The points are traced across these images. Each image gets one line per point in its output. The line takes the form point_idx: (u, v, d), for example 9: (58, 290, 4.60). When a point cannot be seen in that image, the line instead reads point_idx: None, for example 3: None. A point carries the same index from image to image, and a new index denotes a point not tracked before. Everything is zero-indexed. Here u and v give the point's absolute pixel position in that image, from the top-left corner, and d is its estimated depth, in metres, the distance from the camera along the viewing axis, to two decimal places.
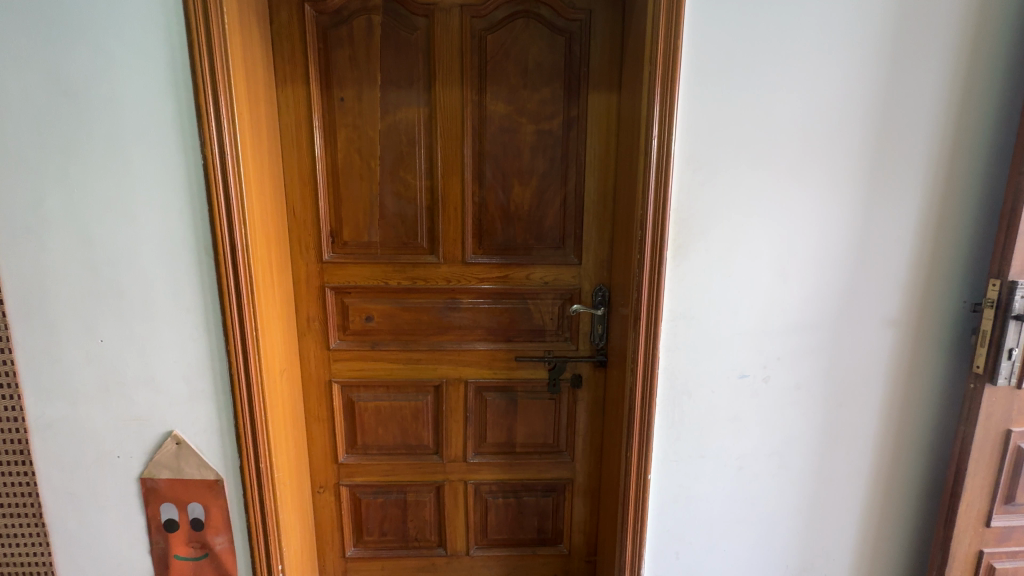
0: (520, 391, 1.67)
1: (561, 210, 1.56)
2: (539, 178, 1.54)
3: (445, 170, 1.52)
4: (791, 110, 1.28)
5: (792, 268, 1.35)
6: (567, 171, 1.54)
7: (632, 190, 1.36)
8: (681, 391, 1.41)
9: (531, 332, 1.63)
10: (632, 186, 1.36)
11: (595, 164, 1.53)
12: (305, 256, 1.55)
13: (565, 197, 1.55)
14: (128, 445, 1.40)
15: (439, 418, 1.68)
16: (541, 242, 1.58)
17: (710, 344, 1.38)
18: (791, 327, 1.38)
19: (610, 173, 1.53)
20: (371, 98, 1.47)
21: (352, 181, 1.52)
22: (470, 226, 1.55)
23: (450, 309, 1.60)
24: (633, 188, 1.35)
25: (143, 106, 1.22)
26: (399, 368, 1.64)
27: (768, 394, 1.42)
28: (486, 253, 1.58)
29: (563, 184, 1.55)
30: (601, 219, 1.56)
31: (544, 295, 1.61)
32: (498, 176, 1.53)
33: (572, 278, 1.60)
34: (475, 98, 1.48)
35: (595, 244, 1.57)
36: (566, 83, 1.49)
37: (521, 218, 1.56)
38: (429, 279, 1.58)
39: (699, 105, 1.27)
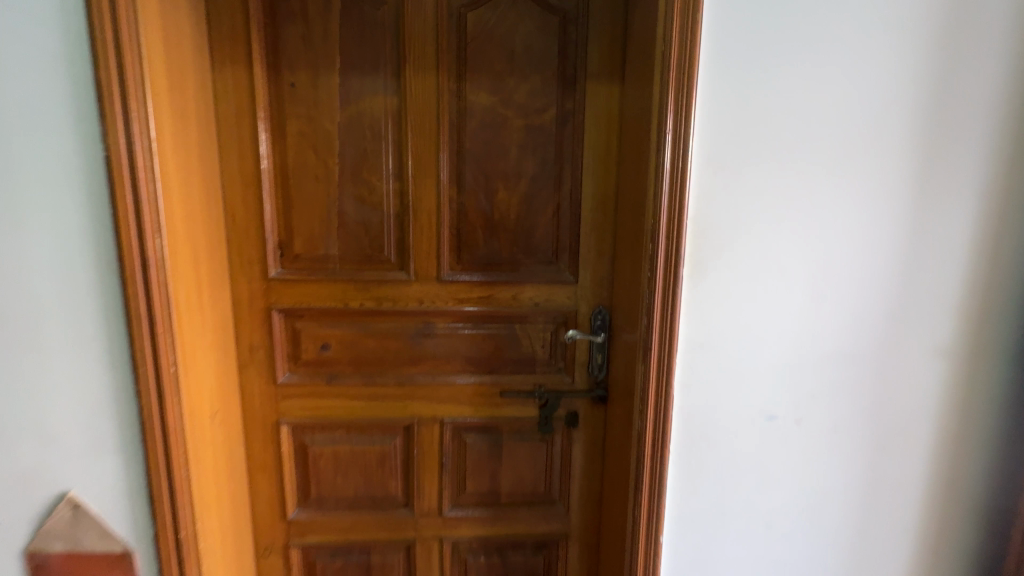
0: (505, 432, 1.42)
1: (555, 220, 1.33)
2: (528, 182, 1.31)
3: (417, 172, 1.28)
4: (829, 100, 1.08)
5: (829, 288, 1.14)
6: (562, 175, 1.31)
7: (640, 195, 1.14)
8: (698, 435, 1.17)
9: (519, 362, 1.39)
10: (641, 190, 1.13)
11: (595, 167, 1.30)
12: (247, 273, 1.29)
13: (559, 205, 1.33)
14: (9, 513, 1.11)
15: (409, 464, 1.42)
16: (530, 257, 1.34)
17: (733, 379, 1.16)
18: (827, 359, 1.16)
19: (613, 177, 1.31)
20: (328, 84, 1.23)
21: (305, 183, 1.27)
22: (446, 239, 1.31)
23: (423, 335, 1.35)
24: (641, 192, 1.13)
25: (29, 84, 0.97)
26: (362, 406, 1.38)
27: (799, 437, 1.19)
28: (465, 269, 1.34)
29: (556, 189, 1.32)
30: (601, 230, 1.33)
31: (534, 319, 1.37)
32: (480, 179, 1.30)
33: (566, 299, 1.37)
34: (453, 87, 1.26)
35: (594, 259, 1.34)
36: (560, 71, 1.27)
37: (507, 228, 1.32)
38: (398, 301, 1.33)
39: (722, 94, 1.05)
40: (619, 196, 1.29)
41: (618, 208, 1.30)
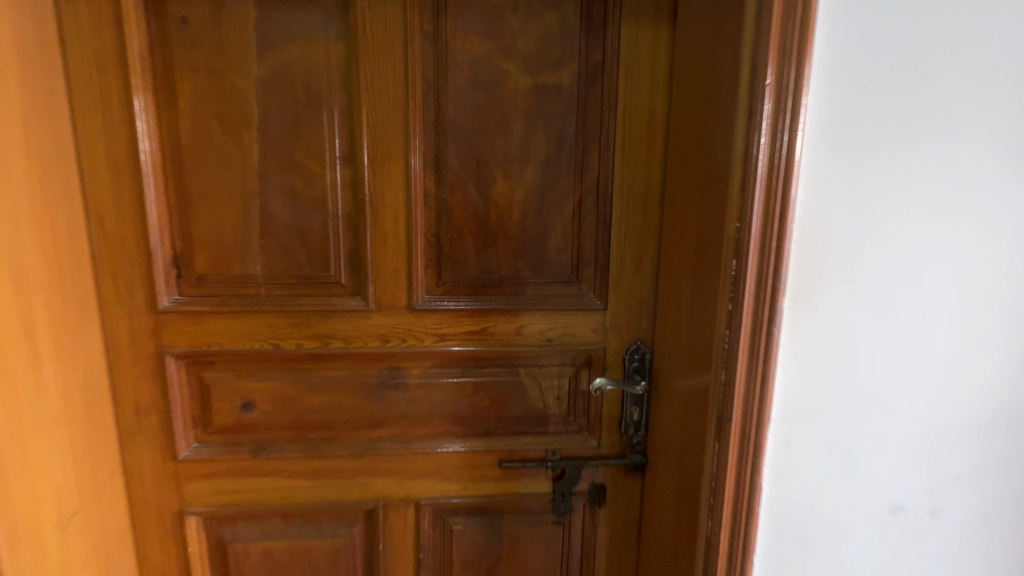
0: (506, 514, 1.03)
1: (577, 223, 0.94)
2: (536, 168, 0.91)
3: (378, 154, 0.88)
4: (1012, 38, 0.70)
5: (988, 324, 0.77)
6: (587, 158, 0.92)
7: (716, 186, 0.75)
8: (794, 539, 0.80)
9: (524, 420, 1.00)
10: (719, 179, 0.75)
11: (634, 147, 0.92)
12: (128, 302, 0.88)
13: (582, 201, 0.93)
14: None
15: (373, 562, 1.02)
16: (541, 275, 0.95)
17: (846, 458, 0.78)
18: (979, 426, 0.79)
19: (660, 162, 0.93)
20: (240, 21, 0.82)
21: (209, 171, 0.86)
22: (420, 250, 0.91)
23: (389, 387, 0.96)
24: (719, 182, 0.75)
25: None
26: (304, 486, 0.98)
27: (934, 536, 0.83)
28: (448, 294, 0.94)
29: (578, 178, 0.93)
30: (639, 238, 0.95)
31: (546, 361, 0.98)
32: (466, 165, 0.90)
33: (590, 333, 0.98)
34: (428, 28, 0.86)
35: (630, 277, 0.96)
36: (584, 6, 0.88)
37: (506, 234, 0.93)
38: (353, 340, 0.93)
39: (852, 25, 0.67)
40: (670, 187, 0.91)
41: (667, 205, 0.92)
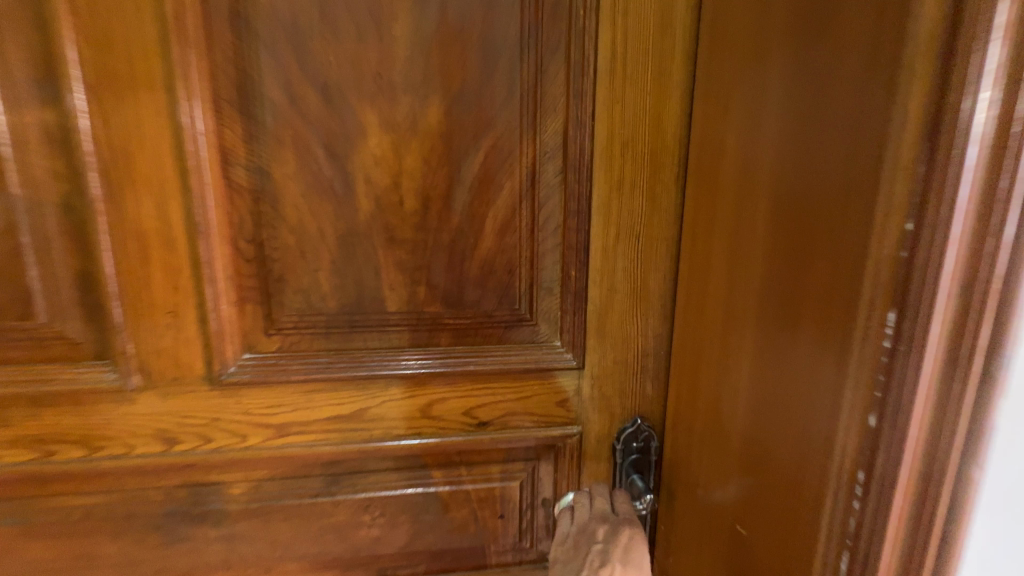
0: None
1: (526, 218, 0.51)
2: (445, 113, 0.47)
3: (108, 80, 0.43)
4: None
5: None
6: (543, 92, 0.48)
7: (837, 140, 0.32)
8: None
9: (446, 555, 0.58)
10: (845, 122, 0.32)
11: (633, 73, 0.49)
12: None
13: (535, 177, 0.50)
14: None
15: None
16: (463, 313, 0.52)
17: None
18: None
19: (680, 101, 0.50)
20: None
21: None
22: (223, 275, 0.47)
23: (190, 521, 0.52)
24: (845, 129, 0.32)
25: None
26: None
27: None
28: (290, 351, 0.51)
29: (527, 133, 0.49)
30: (639, 244, 0.53)
31: (478, 457, 0.56)
32: (304, 107, 0.45)
33: (555, 408, 0.56)
34: None
35: (622, 311, 0.54)
36: None
37: (393, 243, 0.49)
38: (105, 446, 0.49)
39: None
40: (702, 150, 0.48)
41: (693, 186, 0.49)
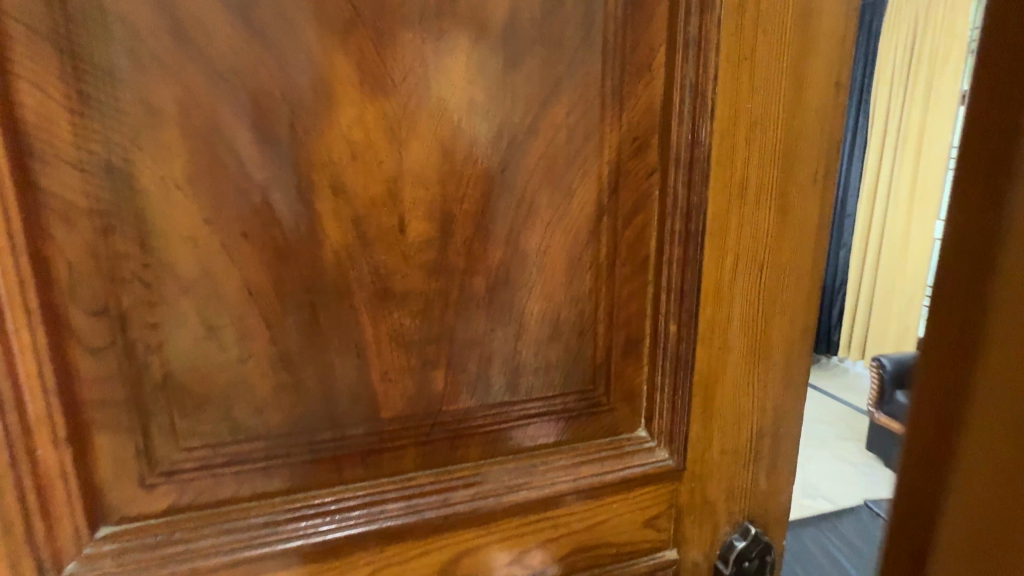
0: None
1: (603, 247, 0.32)
2: (478, 69, 0.26)
3: None
4: None
5: None
6: (633, 38, 0.29)
7: None
8: None
9: None
10: None
11: (768, 19, 0.31)
12: None
13: (618, 182, 0.31)
14: None
15: None
16: (506, 403, 0.32)
17: None
18: None
19: (829, 61, 0.33)
20: None
21: None
22: (38, 387, 0.23)
23: None
24: None
25: None
26: None
27: None
28: (195, 511, 0.27)
29: (607, 108, 0.30)
30: (760, 285, 0.35)
31: None
32: (202, 41, 0.22)
33: (639, 527, 0.37)
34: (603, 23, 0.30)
35: (736, 379, 0.36)
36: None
37: (389, 305, 0.27)
38: None
39: None
40: None
41: None
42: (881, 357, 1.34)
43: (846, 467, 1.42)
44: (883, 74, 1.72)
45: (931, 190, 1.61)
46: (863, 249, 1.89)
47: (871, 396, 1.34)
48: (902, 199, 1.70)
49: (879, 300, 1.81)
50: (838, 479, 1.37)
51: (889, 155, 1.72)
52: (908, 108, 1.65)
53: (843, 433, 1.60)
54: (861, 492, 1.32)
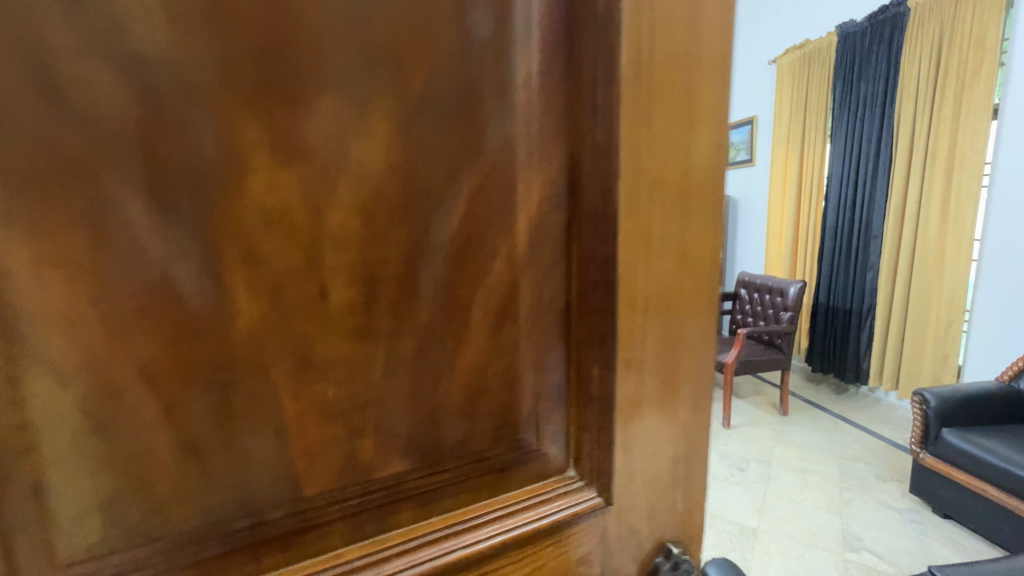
0: None
1: (526, 299, 0.33)
2: (402, 136, 0.27)
3: None
4: None
5: None
6: (543, 108, 0.31)
7: None
8: None
9: None
10: None
11: (664, 91, 0.34)
12: None
13: (536, 238, 0.33)
14: None
15: None
16: (441, 461, 0.31)
17: None
18: None
19: (712, 126, 0.37)
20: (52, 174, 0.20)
21: None
22: None
23: None
24: None
25: None
26: None
27: None
28: None
29: (523, 171, 0.31)
30: (669, 324, 0.39)
31: None
32: (82, 107, 0.20)
33: (576, 564, 0.38)
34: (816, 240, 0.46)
35: (653, 411, 0.39)
36: None
37: (315, 374, 0.26)
38: None
39: None
40: None
41: None
42: (922, 393, 1.58)
43: (894, 517, 1.53)
44: (910, 96, 2.04)
45: (968, 206, 1.88)
46: (891, 270, 2.18)
47: (916, 436, 1.57)
48: (934, 224, 1.99)
49: (911, 340, 2.10)
50: (884, 532, 1.47)
51: (920, 174, 2.02)
52: (937, 126, 1.94)
53: (880, 474, 1.76)
54: (910, 546, 1.40)
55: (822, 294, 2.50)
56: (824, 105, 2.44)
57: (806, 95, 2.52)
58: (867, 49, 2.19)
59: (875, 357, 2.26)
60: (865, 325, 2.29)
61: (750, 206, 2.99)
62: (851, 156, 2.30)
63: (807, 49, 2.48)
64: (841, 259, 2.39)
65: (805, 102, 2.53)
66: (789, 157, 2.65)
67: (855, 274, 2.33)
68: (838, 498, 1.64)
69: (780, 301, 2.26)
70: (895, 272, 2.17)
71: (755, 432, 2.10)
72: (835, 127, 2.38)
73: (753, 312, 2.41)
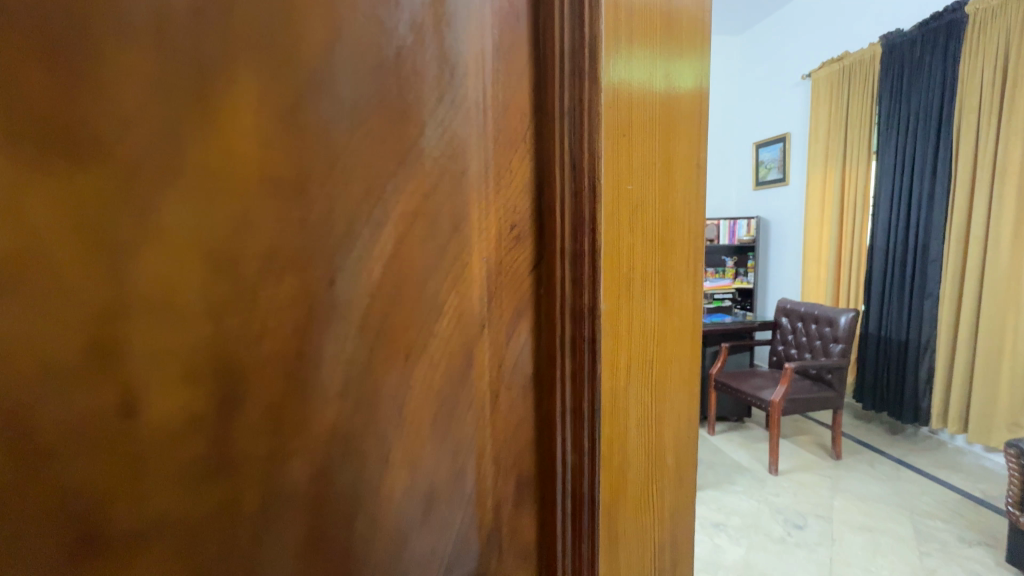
0: None
1: (461, 345, 0.27)
2: (286, 151, 0.23)
3: None
4: None
5: None
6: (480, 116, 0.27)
7: None
8: None
9: None
10: None
11: (642, 94, 0.29)
12: None
13: (468, 272, 0.27)
14: None
15: None
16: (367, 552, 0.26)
17: None
18: None
19: (694, 141, 0.32)
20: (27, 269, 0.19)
21: None
22: None
23: None
24: None
25: None
26: None
27: None
28: None
29: (451, 192, 0.26)
30: (657, 373, 0.31)
31: None
32: None
33: None
34: None
35: (640, 482, 0.32)
36: None
37: (163, 439, 0.22)
38: None
39: None
40: None
41: None
42: (1016, 443, 1.25)
43: None
44: (971, 109, 1.75)
45: None
46: (954, 303, 1.83)
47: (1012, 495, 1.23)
48: (1006, 240, 1.66)
49: (983, 377, 1.74)
50: None
51: (986, 191, 1.71)
52: (1007, 138, 1.65)
53: (963, 536, 1.42)
54: None
55: (873, 323, 2.13)
56: (871, 121, 2.16)
57: (848, 111, 2.27)
58: (916, 60, 1.93)
59: (938, 399, 1.89)
60: (926, 358, 1.92)
61: (783, 230, 2.74)
62: (902, 168, 2.00)
63: (846, 62, 2.26)
64: (897, 283, 2.03)
65: (846, 116, 2.27)
66: (827, 181, 2.38)
67: (910, 300, 1.98)
68: (918, 566, 1.29)
69: (829, 332, 1.88)
70: (958, 297, 1.82)
71: (805, 480, 1.75)
72: (882, 141, 2.09)
73: (794, 343, 2.04)
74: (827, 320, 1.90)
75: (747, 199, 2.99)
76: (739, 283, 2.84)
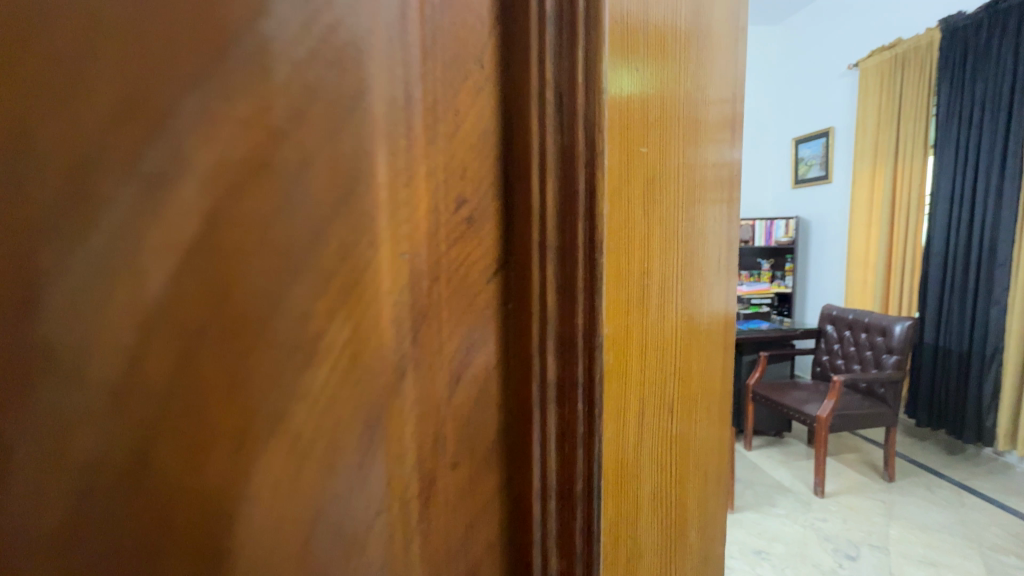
0: None
1: (373, 358, 0.23)
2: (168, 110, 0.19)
3: None
4: None
5: None
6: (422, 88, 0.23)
7: None
8: None
9: None
10: None
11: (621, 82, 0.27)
12: None
13: (377, 267, 0.22)
14: None
15: None
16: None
17: None
18: None
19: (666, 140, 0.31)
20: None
21: None
22: None
23: None
24: None
25: None
26: None
27: None
28: None
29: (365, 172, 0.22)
30: (633, 379, 0.29)
31: None
32: None
33: None
34: None
35: (653, 503, 0.32)
36: None
37: None
38: None
39: None
40: None
41: None
42: None
43: None
44: None
45: None
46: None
47: None
48: None
49: None
50: None
51: None
52: None
53: None
54: None
55: (929, 333, 1.96)
56: (928, 113, 1.98)
57: (900, 103, 2.10)
58: (982, 46, 1.75)
59: (1005, 418, 1.71)
60: (991, 372, 1.75)
61: (825, 232, 2.56)
62: (965, 164, 1.82)
63: (898, 50, 2.09)
64: (958, 289, 1.85)
65: (899, 108, 2.10)
66: (876, 179, 2.21)
67: (972, 308, 1.81)
68: None
69: (881, 342, 1.74)
70: None
71: (854, 503, 1.60)
72: (941, 135, 1.91)
73: (842, 353, 1.89)
74: (880, 329, 1.75)
75: (786, 198, 2.82)
76: (777, 287, 2.68)
